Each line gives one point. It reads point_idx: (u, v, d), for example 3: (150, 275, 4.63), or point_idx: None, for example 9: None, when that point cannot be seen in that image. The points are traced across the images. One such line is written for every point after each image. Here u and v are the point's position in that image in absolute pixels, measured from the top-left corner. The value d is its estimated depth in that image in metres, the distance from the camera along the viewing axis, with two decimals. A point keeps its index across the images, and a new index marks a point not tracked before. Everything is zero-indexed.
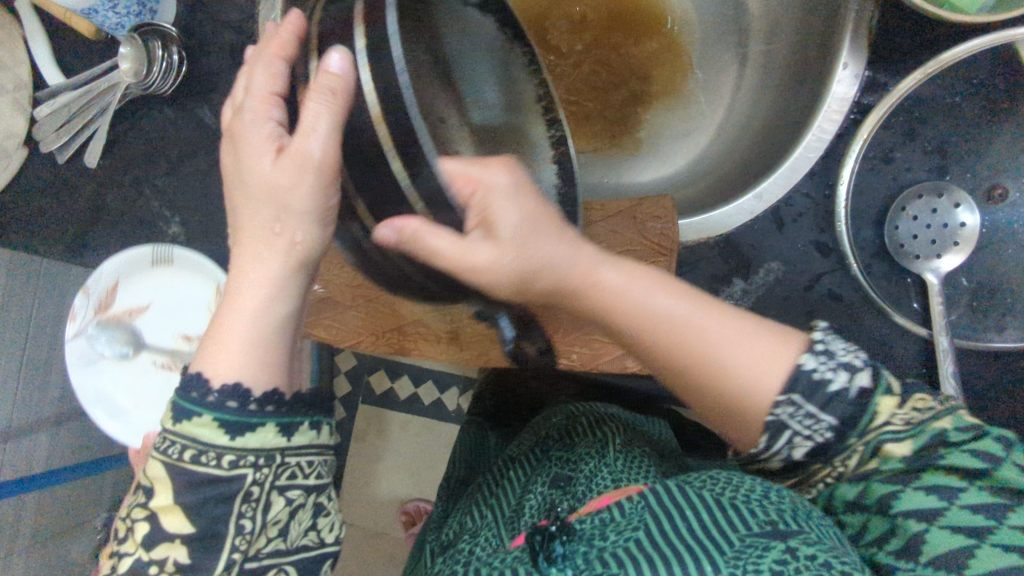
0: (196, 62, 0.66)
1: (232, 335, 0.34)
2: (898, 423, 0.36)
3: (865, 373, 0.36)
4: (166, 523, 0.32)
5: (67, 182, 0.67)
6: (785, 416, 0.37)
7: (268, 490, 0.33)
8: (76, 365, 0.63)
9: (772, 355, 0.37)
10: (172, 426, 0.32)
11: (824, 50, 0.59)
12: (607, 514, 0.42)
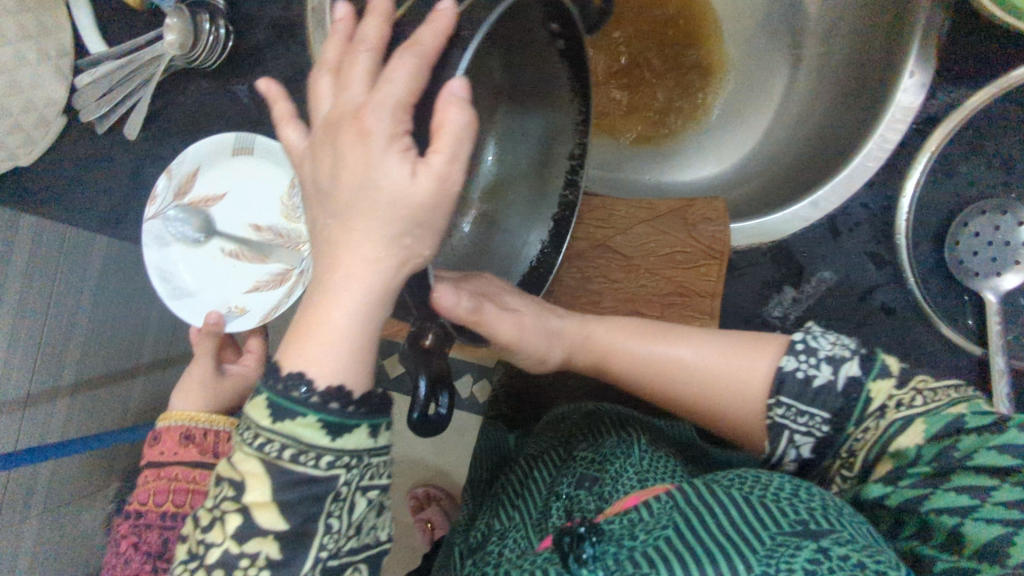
0: (241, 37, 0.64)
1: (330, 328, 0.33)
2: (888, 406, 0.39)
3: (851, 364, 0.42)
4: (258, 517, 0.31)
5: (108, 152, 0.66)
6: (785, 416, 0.43)
7: (355, 489, 0.32)
8: (151, 244, 0.60)
9: (746, 367, 0.46)
10: (272, 424, 0.31)
11: (886, 60, 0.57)
12: (634, 514, 0.38)
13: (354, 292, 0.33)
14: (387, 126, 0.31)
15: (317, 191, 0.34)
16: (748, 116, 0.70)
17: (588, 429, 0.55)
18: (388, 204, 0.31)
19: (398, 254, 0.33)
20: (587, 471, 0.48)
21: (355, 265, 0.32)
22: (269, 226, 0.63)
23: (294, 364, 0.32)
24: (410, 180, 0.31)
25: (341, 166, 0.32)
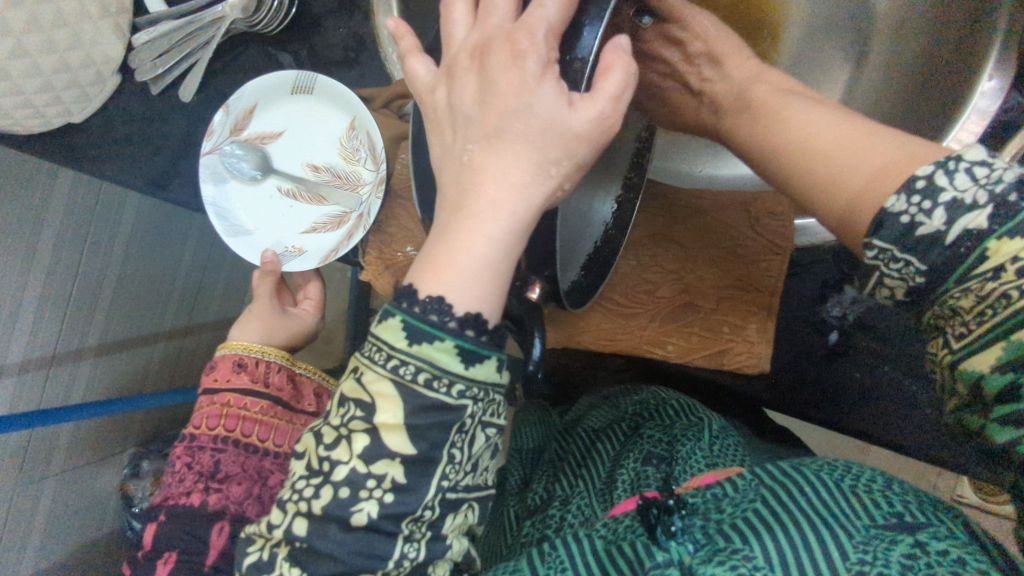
0: (307, 4, 0.63)
1: (465, 260, 0.33)
2: (982, 284, 0.30)
3: (988, 205, 0.29)
4: (387, 439, 0.34)
5: (161, 117, 0.64)
6: (877, 260, 0.33)
7: (476, 423, 0.35)
8: (206, 179, 0.60)
9: (893, 162, 0.34)
10: (409, 347, 0.33)
11: (958, 67, 0.57)
12: (718, 489, 0.38)
13: (501, 220, 0.34)
14: (543, 50, 0.33)
15: (456, 117, 0.35)
16: None
17: (654, 408, 0.53)
18: (542, 128, 0.33)
19: (545, 183, 0.34)
20: (654, 450, 0.47)
21: (502, 186, 0.34)
22: (326, 166, 0.61)
23: (436, 286, 0.33)
24: (567, 108, 0.33)
25: (490, 88, 0.34)
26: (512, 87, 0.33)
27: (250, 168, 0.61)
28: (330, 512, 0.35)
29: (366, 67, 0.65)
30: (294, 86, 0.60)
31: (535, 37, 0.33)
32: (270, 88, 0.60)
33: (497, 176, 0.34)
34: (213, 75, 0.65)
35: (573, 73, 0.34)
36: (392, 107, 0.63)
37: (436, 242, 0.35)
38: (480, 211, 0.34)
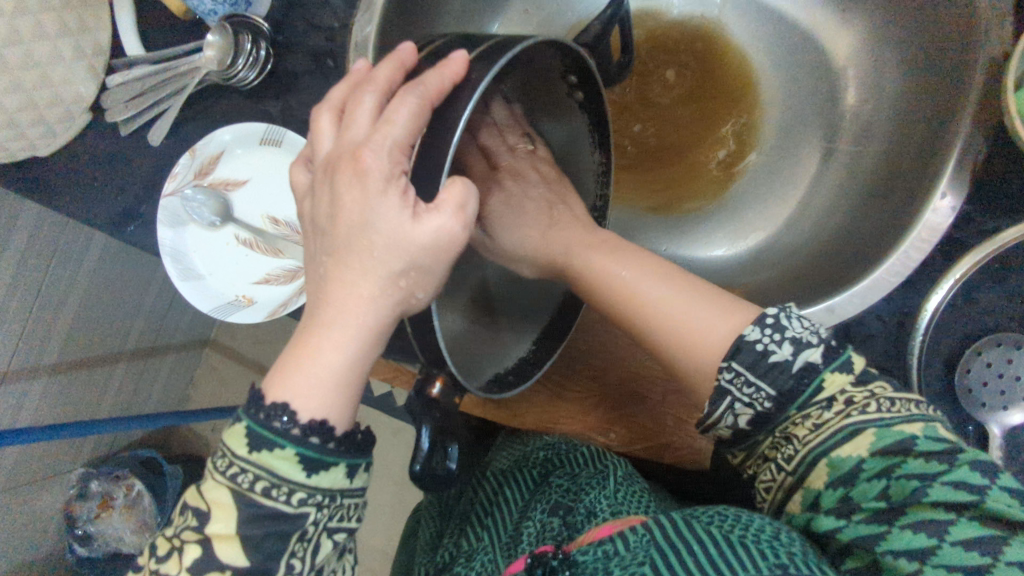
0: (280, 59, 0.62)
1: (326, 368, 0.34)
2: (840, 402, 0.38)
3: (815, 350, 0.39)
4: (219, 551, 0.33)
5: (126, 155, 0.64)
6: (731, 383, 0.40)
7: (321, 531, 0.35)
8: (164, 222, 0.59)
9: (720, 317, 0.42)
10: (248, 454, 0.33)
11: (921, 175, 0.58)
12: (609, 546, 0.40)
13: (344, 322, 0.34)
14: (386, 166, 0.34)
15: (317, 225, 0.37)
16: (781, 201, 0.70)
17: (563, 456, 0.58)
18: (385, 243, 0.34)
19: (393, 295, 0.35)
20: (560, 499, 0.51)
21: (346, 294, 0.35)
22: (286, 221, 0.62)
23: (280, 391, 0.34)
24: (411, 221, 0.33)
25: (338, 204, 0.35)
26: (354, 190, 0.34)
27: (208, 215, 0.60)
28: None
29: None
30: (262, 140, 0.60)
31: (381, 149, 0.34)
32: (237, 141, 0.60)
33: (349, 276, 0.35)
34: (183, 122, 0.64)
35: (426, 189, 0.34)
36: None
37: (299, 335, 0.35)
38: (338, 316, 0.35)
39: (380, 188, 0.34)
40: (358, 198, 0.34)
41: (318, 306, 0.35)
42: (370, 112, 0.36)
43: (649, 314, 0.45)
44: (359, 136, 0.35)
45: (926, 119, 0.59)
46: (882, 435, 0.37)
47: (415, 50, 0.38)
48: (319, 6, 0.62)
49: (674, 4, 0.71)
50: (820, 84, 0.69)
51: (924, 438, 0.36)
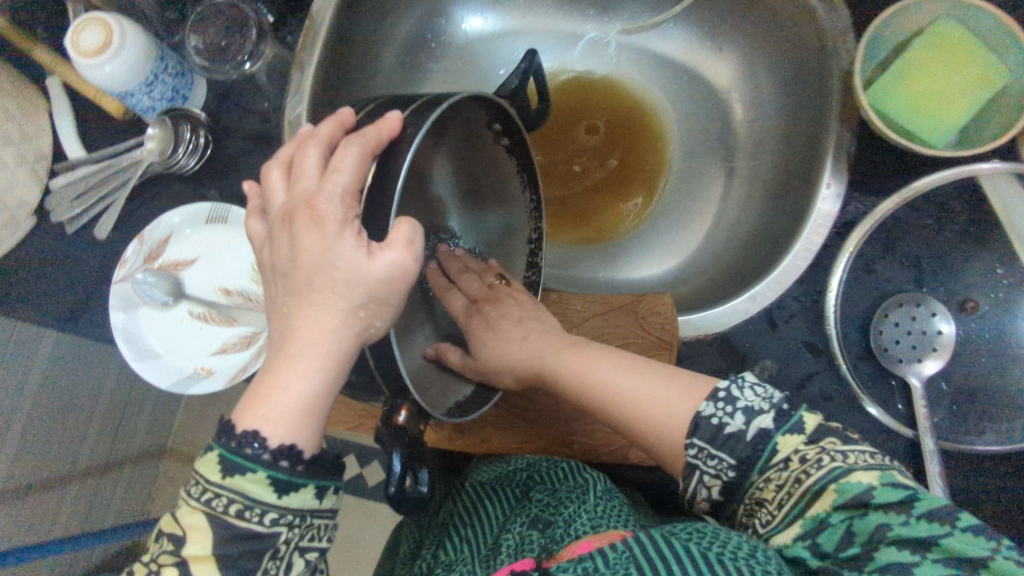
0: (219, 144, 0.66)
1: (295, 397, 0.37)
2: (795, 461, 0.39)
3: (765, 417, 0.41)
4: (195, 571, 0.35)
5: (74, 253, 0.66)
6: (697, 458, 0.42)
7: (292, 549, 0.37)
8: (117, 306, 0.61)
9: (675, 398, 0.45)
10: (222, 480, 0.35)
11: (806, 172, 0.65)
12: (589, 562, 0.40)
13: (312, 355, 0.37)
14: (338, 211, 0.36)
15: (277, 271, 0.39)
16: (697, 218, 0.77)
17: (544, 472, 0.59)
18: (344, 279, 0.36)
19: (353, 325, 0.38)
20: (540, 514, 0.52)
21: (314, 330, 0.37)
22: (239, 290, 0.64)
23: (251, 422, 0.36)
24: (367, 258, 0.36)
25: (297, 252, 0.37)
26: (311, 235, 0.37)
27: (161, 295, 0.62)
28: None
29: None
30: (208, 218, 0.63)
31: (333, 196, 0.37)
32: (185, 223, 0.63)
33: (313, 314, 0.37)
34: (128, 215, 0.66)
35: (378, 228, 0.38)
36: None
37: (269, 369, 0.38)
38: (304, 348, 0.37)
39: (337, 230, 0.36)
40: (316, 242, 0.36)
41: (283, 344, 0.38)
42: (315, 164, 0.38)
43: (617, 397, 0.49)
44: (308, 188, 0.38)
45: (801, 126, 0.67)
46: (842, 488, 0.37)
47: (353, 112, 0.42)
48: (251, 93, 0.67)
49: (573, 63, 0.81)
50: (715, 110, 0.77)
51: (884, 486, 0.36)
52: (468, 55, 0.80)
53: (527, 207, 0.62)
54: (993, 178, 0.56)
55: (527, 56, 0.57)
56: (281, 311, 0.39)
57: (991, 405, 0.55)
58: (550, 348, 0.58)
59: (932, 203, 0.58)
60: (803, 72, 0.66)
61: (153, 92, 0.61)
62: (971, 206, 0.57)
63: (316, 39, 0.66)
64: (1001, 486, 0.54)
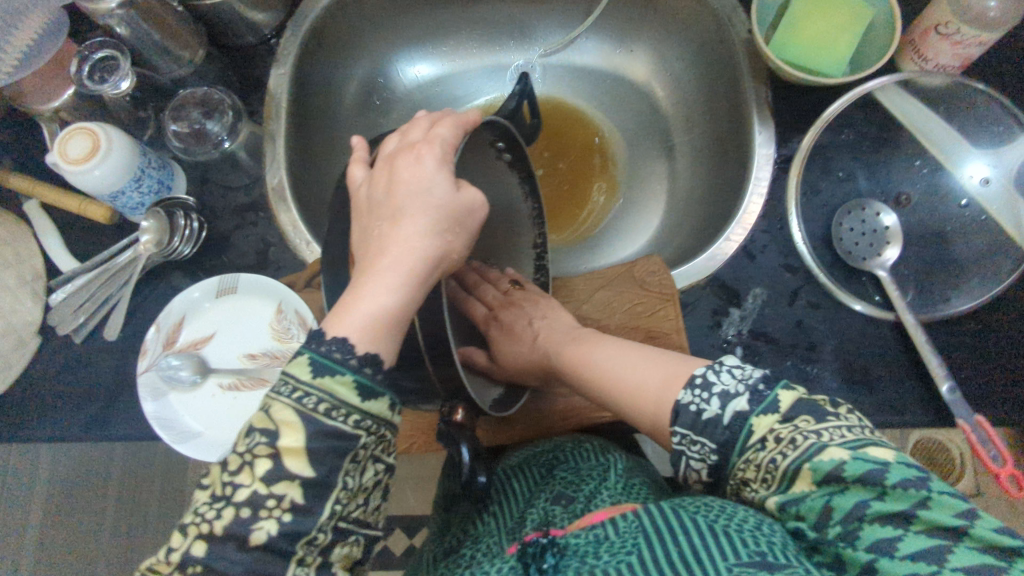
0: (211, 226, 0.70)
1: (382, 300, 0.43)
2: (771, 442, 0.41)
3: (739, 399, 0.43)
4: (289, 462, 0.40)
5: (82, 360, 0.66)
6: (681, 445, 0.45)
7: (369, 455, 0.42)
8: (147, 396, 0.62)
9: (657, 393, 0.48)
10: (313, 379, 0.41)
11: (735, 126, 0.74)
12: (601, 530, 0.43)
13: (399, 271, 0.44)
14: (439, 152, 0.47)
15: (374, 203, 0.47)
16: (653, 196, 0.85)
17: (570, 451, 0.63)
18: (439, 208, 0.46)
19: (436, 257, 0.46)
20: (564, 490, 0.56)
21: (401, 246, 0.45)
22: (262, 352, 0.66)
23: (341, 327, 0.42)
24: (457, 193, 0.47)
25: (398, 180, 0.46)
26: (414, 172, 0.46)
27: (189, 375, 0.63)
28: (229, 532, 0.39)
29: (279, 263, 0.70)
30: (219, 291, 0.66)
31: (433, 143, 0.47)
32: (195, 302, 0.65)
33: (404, 237, 0.45)
34: (134, 310, 0.68)
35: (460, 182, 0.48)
36: (314, 283, 0.67)
37: (362, 277, 0.44)
38: (394, 262, 0.44)
39: (435, 173, 0.46)
40: (418, 177, 0.46)
41: (373, 265, 0.45)
42: (403, 135, 0.49)
43: (617, 382, 0.53)
44: (399, 150, 0.48)
45: (720, 97, 0.77)
46: (817, 466, 0.38)
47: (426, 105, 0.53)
48: (230, 172, 0.71)
49: (508, 94, 0.89)
50: (643, 104, 0.87)
51: (856, 460, 0.38)
52: (413, 102, 0.87)
53: (529, 215, 0.65)
54: (895, 92, 0.66)
55: (522, 78, 0.62)
56: (366, 251, 0.46)
57: (949, 274, 0.63)
58: (556, 346, 0.62)
59: (845, 126, 0.67)
60: (707, 53, 0.77)
61: (142, 187, 0.64)
62: (881, 116, 0.67)
63: (280, 112, 0.71)
64: (977, 346, 0.62)
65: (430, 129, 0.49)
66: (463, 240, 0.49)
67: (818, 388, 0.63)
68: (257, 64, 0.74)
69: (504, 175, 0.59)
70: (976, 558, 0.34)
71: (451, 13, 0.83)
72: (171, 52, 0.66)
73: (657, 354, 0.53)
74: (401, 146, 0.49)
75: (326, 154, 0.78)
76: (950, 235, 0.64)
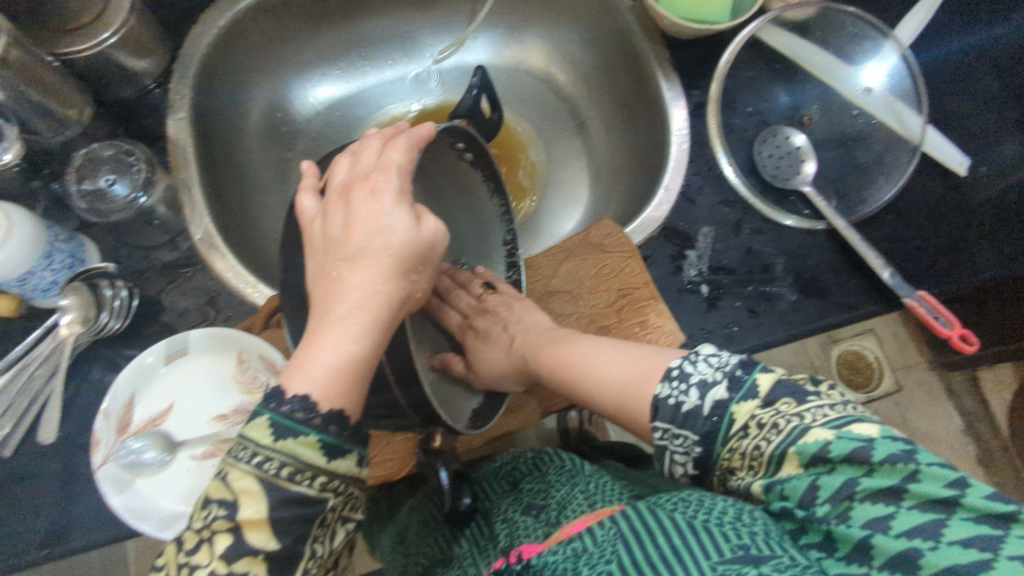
0: (140, 294, 0.65)
1: (340, 351, 0.39)
2: (754, 428, 0.39)
3: (719, 387, 0.40)
4: (251, 537, 0.36)
5: (18, 472, 0.58)
6: (664, 439, 0.42)
7: (337, 517, 0.39)
8: (111, 490, 0.54)
9: (641, 386, 0.46)
10: (274, 443, 0.36)
11: (639, 86, 0.76)
12: (578, 543, 0.40)
13: (362, 318, 0.39)
14: (397, 183, 0.42)
15: (329, 240, 0.42)
16: (577, 176, 0.84)
17: (530, 463, 0.58)
18: (398, 244, 0.41)
19: (398, 297, 0.41)
20: (534, 500, 0.51)
21: (362, 291, 0.40)
22: (232, 411, 0.60)
23: (301, 384, 0.38)
24: (416, 228, 0.42)
25: (355, 216, 0.41)
26: (371, 204, 0.41)
27: (154, 454, 0.57)
28: None
29: (228, 313, 0.66)
30: (167, 357, 0.60)
31: (391, 172, 0.42)
32: (141, 375, 0.59)
33: (359, 279, 0.40)
34: (69, 403, 0.61)
35: (419, 210, 0.43)
36: (272, 324, 0.63)
37: (319, 322, 0.40)
38: (352, 306, 0.40)
39: (390, 208, 0.41)
40: (374, 208, 0.41)
41: (329, 307, 0.40)
42: (352, 163, 0.44)
43: (597, 383, 0.51)
44: (347, 183, 0.43)
45: (621, 71, 0.78)
46: (802, 450, 0.36)
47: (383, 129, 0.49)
48: (146, 235, 0.66)
49: (411, 106, 0.86)
50: (549, 95, 0.86)
51: (841, 439, 0.35)
52: (316, 129, 0.82)
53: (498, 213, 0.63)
54: (773, 31, 0.73)
55: (479, 72, 0.61)
56: (324, 289, 0.41)
57: (858, 178, 0.71)
58: (532, 347, 0.61)
59: (742, 68, 0.73)
60: (600, 32, 0.78)
61: (53, 263, 0.58)
62: (770, 52, 0.74)
63: (189, 159, 0.66)
64: (898, 233, 0.70)
65: (382, 150, 0.44)
66: (424, 268, 0.43)
67: (781, 304, 0.67)
68: (147, 116, 0.69)
69: (467, 180, 0.59)
70: (972, 529, 0.32)
71: (338, 35, 0.79)
72: (56, 114, 0.61)
73: (634, 349, 0.51)
74: (354, 176, 0.43)
75: (242, 196, 0.73)
76: (851, 142, 0.72)
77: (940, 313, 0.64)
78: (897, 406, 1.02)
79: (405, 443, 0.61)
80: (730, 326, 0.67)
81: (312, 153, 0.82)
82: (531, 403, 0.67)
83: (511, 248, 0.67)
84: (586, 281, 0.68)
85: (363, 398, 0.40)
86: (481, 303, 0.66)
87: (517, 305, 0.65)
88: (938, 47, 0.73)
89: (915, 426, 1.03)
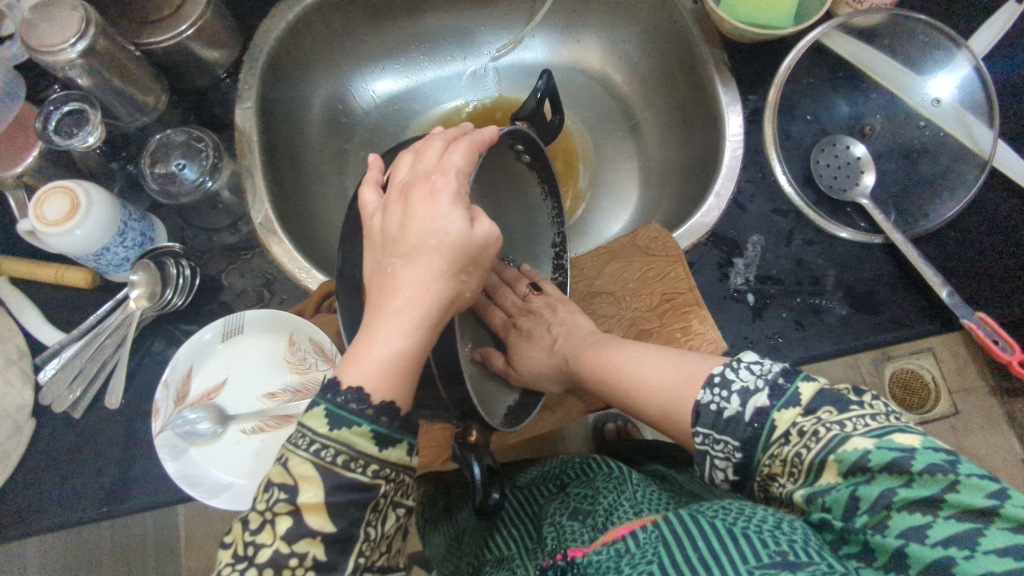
0: (202, 272, 0.69)
1: (389, 346, 0.40)
2: (795, 435, 0.38)
3: (761, 394, 0.40)
4: (309, 521, 0.38)
5: (87, 430, 0.63)
6: (705, 444, 0.42)
7: (389, 502, 0.41)
8: (166, 457, 0.58)
9: (681, 393, 0.46)
10: (328, 432, 0.38)
11: (696, 90, 0.75)
12: (622, 545, 0.41)
13: (412, 314, 0.41)
14: (454, 186, 0.43)
15: (386, 238, 0.43)
16: (629, 178, 0.84)
17: (579, 469, 0.59)
18: (449, 247, 0.42)
19: (444, 290, 0.42)
20: (580, 506, 0.52)
21: (412, 290, 0.41)
22: (281, 389, 0.63)
23: (353, 377, 0.39)
24: (470, 230, 0.42)
25: (411, 216, 0.42)
26: (428, 203, 0.42)
27: (207, 426, 0.60)
28: None
29: (282, 296, 0.70)
30: (223, 335, 0.63)
31: (450, 175, 0.43)
32: (200, 351, 0.63)
33: (411, 274, 0.41)
34: (134, 372, 0.65)
35: (475, 213, 0.43)
36: (323, 309, 0.66)
37: (374, 314, 0.41)
38: (403, 301, 0.41)
39: (447, 209, 0.42)
40: (431, 209, 0.42)
41: (382, 302, 0.41)
42: (413, 163, 0.45)
43: (641, 388, 0.51)
44: (406, 181, 0.44)
45: (679, 73, 0.78)
46: (841, 458, 0.36)
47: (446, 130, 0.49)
48: (212, 216, 0.70)
49: (468, 101, 0.87)
50: (604, 95, 0.86)
51: (881, 448, 0.35)
52: (374, 122, 0.85)
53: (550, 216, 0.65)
54: (838, 36, 0.71)
55: (544, 76, 0.61)
56: (380, 284, 0.42)
57: (920, 192, 0.69)
58: (575, 348, 0.61)
59: (803, 74, 0.72)
60: (660, 32, 0.78)
61: (126, 240, 0.62)
62: (833, 58, 0.72)
63: (253, 147, 0.69)
64: (962, 253, 0.68)
65: (443, 152, 0.45)
66: (474, 268, 0.44)
67: (829, 318, 0.66)
68: (216, 104, 0.72)
69: (521, 181, 0.60)
70: (1009, 539, 0.32)
71: (399, 30, 0.81)
72: (135, 99, 0.65)
73: (680, 354, 0.51)
74: (413, 175, 0.44)
75: (302, 185, 0.76)
76: (915, 154, 0.70)
77: (1001, 337, 0.62)
78: (953, 430, 0.98)
79: (443, 434, 0.62)
80: (774, 337, 0.66)
81: (370, 144, 0.84)
82: (571, 402, 0.68)
83: (558, 250, 0.68)
84: (630, 283, 0.68)
85: (413, 391, 0.42)
86: (528, 303, 0.66)
87: (564, 309, 0.66)
88: (1014, 58, 0.70)
89: (971, 451, 0.99)
